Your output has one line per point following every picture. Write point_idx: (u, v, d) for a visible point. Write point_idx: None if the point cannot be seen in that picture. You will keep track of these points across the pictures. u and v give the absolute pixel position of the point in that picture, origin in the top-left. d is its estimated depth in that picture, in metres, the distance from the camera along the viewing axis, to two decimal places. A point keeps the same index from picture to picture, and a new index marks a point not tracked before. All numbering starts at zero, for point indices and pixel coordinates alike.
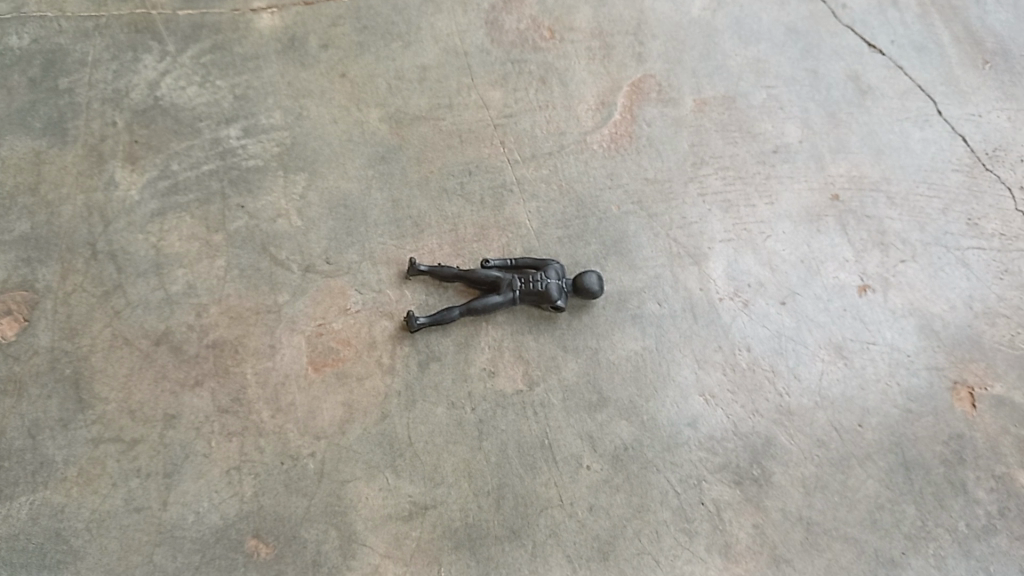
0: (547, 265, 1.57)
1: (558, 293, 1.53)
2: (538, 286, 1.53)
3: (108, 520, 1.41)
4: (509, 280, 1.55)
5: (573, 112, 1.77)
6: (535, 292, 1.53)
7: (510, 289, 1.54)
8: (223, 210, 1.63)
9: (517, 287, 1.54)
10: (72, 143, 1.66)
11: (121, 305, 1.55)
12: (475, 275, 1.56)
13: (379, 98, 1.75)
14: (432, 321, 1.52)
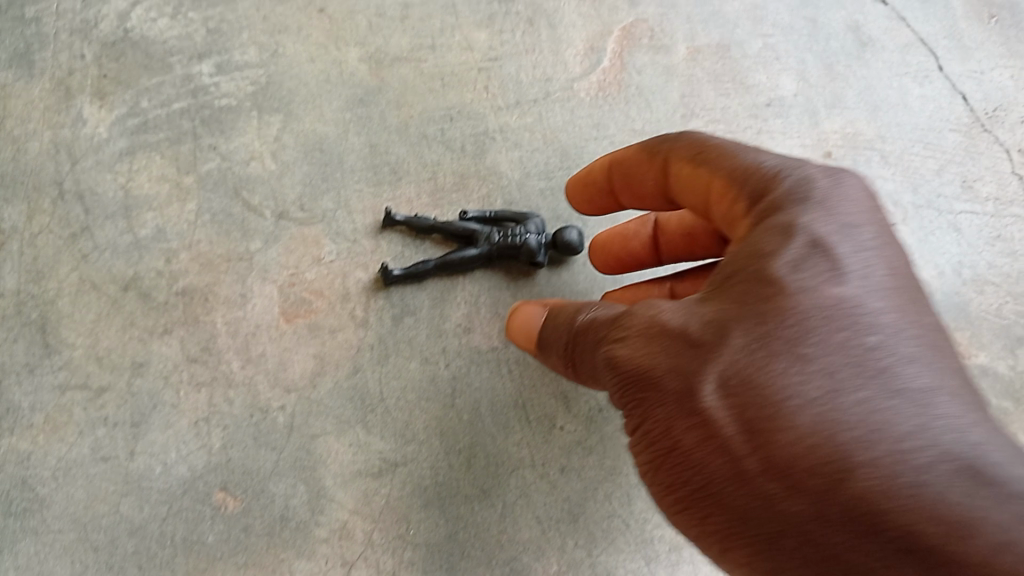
0: (531, 215, 1.29)
1: (541, 246, 1.24)
2: (517, 239, 1.24)
3: (17, 487, 1.16)
4: (486, 230, 1.26)
5: (561, 58, 1.41)
6: (516, 245, 1.24)
7: (488, 240, 1.25)
8: (182, 140, 1.33)
9: (496, 238, 1.25)
10: (39, 77, 1.35)
11: (89, 249, 1.27)
12: (449, 226, 1.27)
13: (358, 36, 1.40)
14: (406, 274, 1.25)
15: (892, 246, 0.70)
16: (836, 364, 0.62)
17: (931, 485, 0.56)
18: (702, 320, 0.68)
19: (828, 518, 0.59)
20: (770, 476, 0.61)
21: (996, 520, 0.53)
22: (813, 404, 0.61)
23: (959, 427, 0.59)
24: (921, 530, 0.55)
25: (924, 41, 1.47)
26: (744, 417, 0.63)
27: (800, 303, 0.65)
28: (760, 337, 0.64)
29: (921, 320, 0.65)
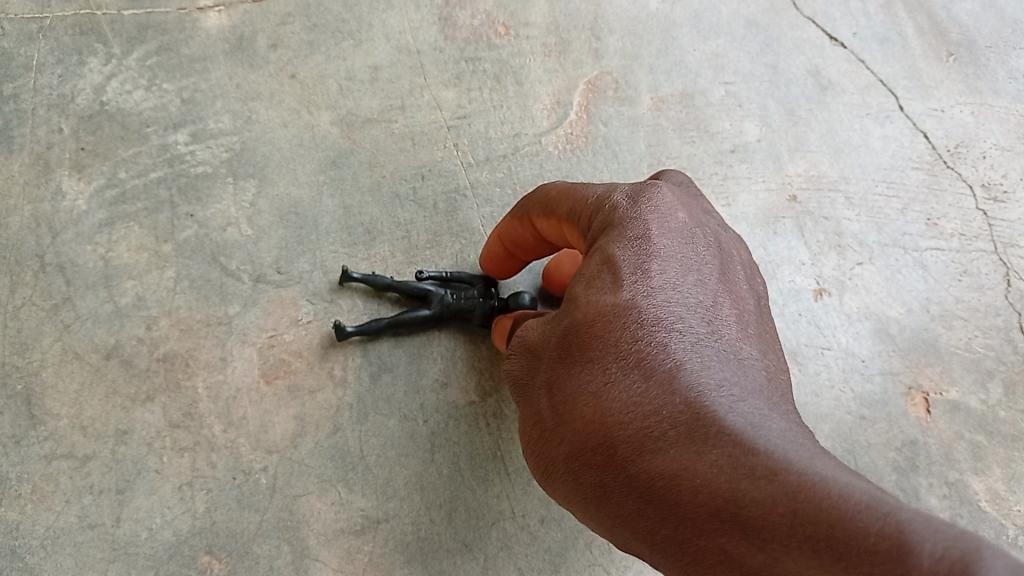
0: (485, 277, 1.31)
1: (495, 309, 1.26)
2: (473, 302, 1.26)
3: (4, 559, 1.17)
4: (441, 290, 1.28)
5: (529, 112, 1.45)
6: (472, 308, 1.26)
7: (442, 302, 1.27)
8: (160, 209, 1.36)
9: (451, 301, 1.27)
10: (19, 151, 1.38)
11: (71, 319, 1.29)
12: (406, 286, 1.29)
13: (330, 100, 1.44)
14: (362, 331, 1.26)
15: (676, 247, 0.83)
16: (611, 355, 0.77)
17: (661, 445, 0.68)
18: (542, 339, 0.86)
19: (609, 482, 0.73)
20: (574, 456, 0.77)
21: (698, 465, 0.64)
22: (592, 391, 0.76)
23: (689, 392, 0.70)
24: (656, 483, 0.67)
25: (883, 81, 1.51)
26: (557, 408, 0.79)
27: (586, 310, 0.81)
28: (568, 343, 0.81)
29: (689, 304, 0.78)
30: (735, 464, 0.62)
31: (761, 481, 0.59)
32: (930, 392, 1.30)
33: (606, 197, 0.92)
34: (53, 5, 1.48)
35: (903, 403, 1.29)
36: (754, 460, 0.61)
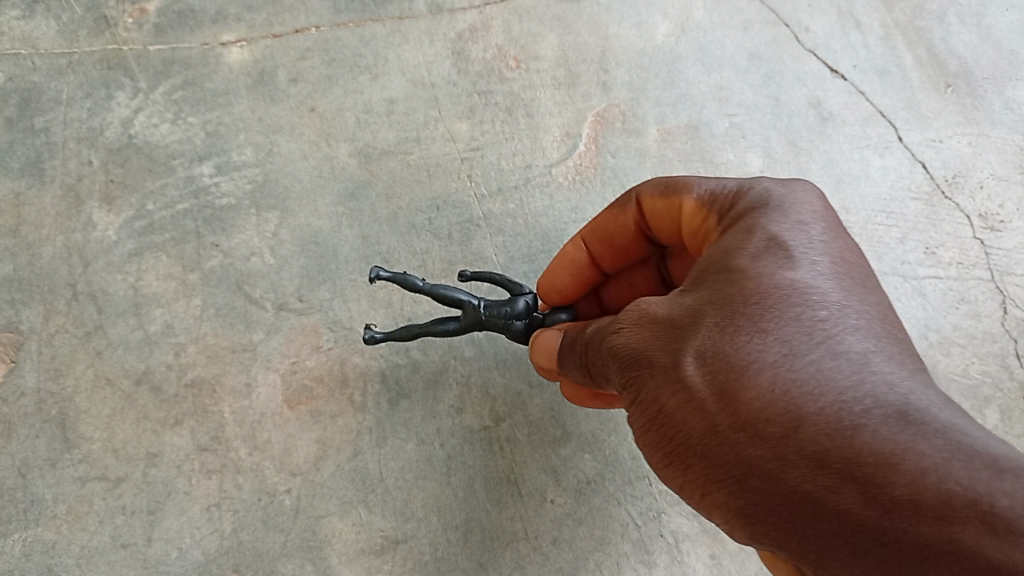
0: (524, 289, 1.27)
1: (528, 330, 1.23)
2: (507, 322, 1.22)
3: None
4: (476, 300, 1.23)
5: (539, 144, 1.51)
6: (505, 326, 1.23)
7: (475, 315, 1.23)
8: (186, 239, 1.42)
9: (484, 316, 1.23)
10: (50, 184, 1.44)
11: (102, 346, 1.35)
12: (440, 293, 1.24)
13: (348, 132, 1.50)
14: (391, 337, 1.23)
15: (833, 252, 0.87)
16: (791, 332, 0.76)
17: (864, 422, 0.67)
18: (682, 306, 0.83)
19: (786, 459, 0.70)
20: (740, 426, 0.73)
21: (919, 445, 0.64)
22: (773, 363, 0.74)
23: (885, 381, 0.71)
24: (857, 459, 0.65)
25: (883, 112, 1.56)
26: (718, 375, 0.75)
27: (760, 285, 0.80)
28: (731, 315, 0.79)
29: (856, 305, 0.80)
30: (965, 455, 0.63)
31: (997, 473, 0.61)
32: None
33: (742, 191, 0.96)
34: (82, 40, 1.54)
35: None
36: (986, 453, 0.62)
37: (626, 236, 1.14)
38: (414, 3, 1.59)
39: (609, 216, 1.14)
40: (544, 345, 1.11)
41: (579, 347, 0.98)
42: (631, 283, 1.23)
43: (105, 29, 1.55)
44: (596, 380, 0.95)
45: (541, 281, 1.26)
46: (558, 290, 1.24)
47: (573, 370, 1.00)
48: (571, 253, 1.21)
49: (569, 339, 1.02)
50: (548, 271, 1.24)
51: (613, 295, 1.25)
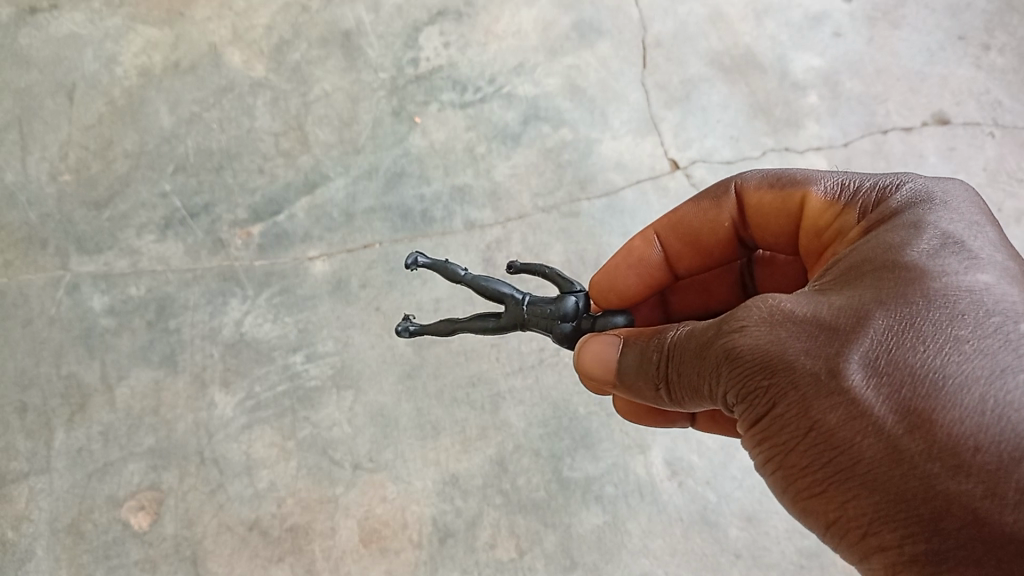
0: (575, 286, 1.35)
1: (576, 332, 1.29)
2: (550, 320, 1.30)
3: None
4: (520, 296, 1.33)
5: (551, 331, 1.94)
6: (548, 326, 1.30)
7: (515, 312, 1.32)
8: (284, 414, 1.87)
9: (524, 313, 1.32)
10: (182, 372, 1.91)
11: (223, 499, 1.80)
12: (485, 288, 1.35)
13: (404, 326, 1.95)
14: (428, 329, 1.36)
15: (1004, 256, 0.89)
16: (993, 346, 0.76)
17: None
18: (848, 312, 0.84)
19: (998, 497, 0.69)
20: (936, 455, 0.73)
21: None
22: (976, 379, 0.74)
23: None
24: None
25: None
26: (908, 398, 0.76)
27: (943, 297, 0.82)
28: (915, 327, 0.80)
29: None
30: None
31: None
32: None
33: (889, 198, 1.02)
34: (204, 259, 2.02)
35: (833, 555, 1.73)
36: None
37: (715, 236, 1.29)
38: (453, 221, 2.06)
39: (699, 211, 1.28)
40: (604, 352, 1.14)
41: (678, 347, 1.00)
42: (689, 288, 1.43)
43: (220, 248, 2.04)
44: (697, 382, 0.97)
45: (606, 280, 1.38)
46: (626, 290, 1.37)
47: (663, 372, 1.02)
48: (649, 255, 1.36)
49: (658, 336, 1.05)
50: (610, 271, 1.37)
51: (673, 298, 1.44)
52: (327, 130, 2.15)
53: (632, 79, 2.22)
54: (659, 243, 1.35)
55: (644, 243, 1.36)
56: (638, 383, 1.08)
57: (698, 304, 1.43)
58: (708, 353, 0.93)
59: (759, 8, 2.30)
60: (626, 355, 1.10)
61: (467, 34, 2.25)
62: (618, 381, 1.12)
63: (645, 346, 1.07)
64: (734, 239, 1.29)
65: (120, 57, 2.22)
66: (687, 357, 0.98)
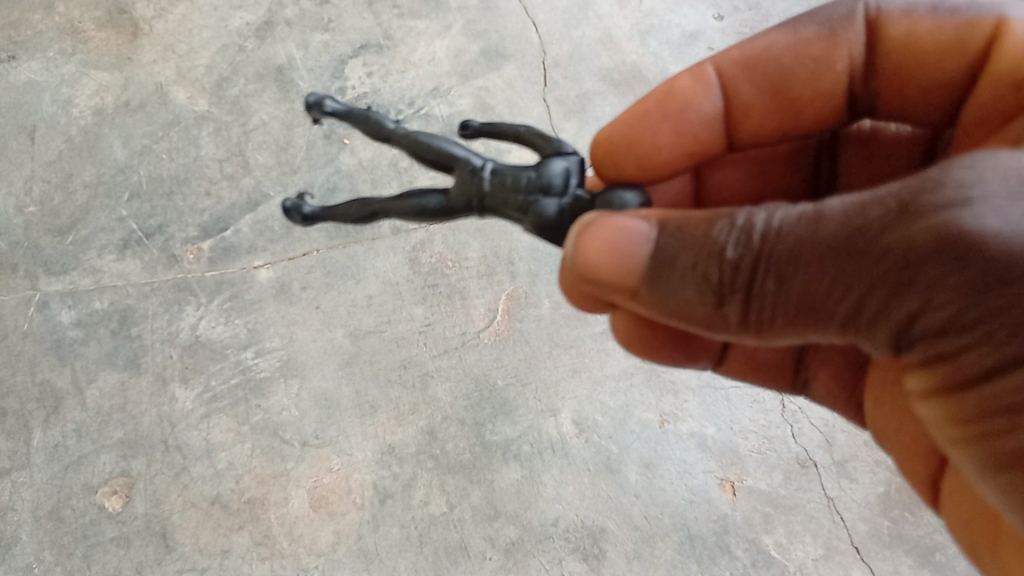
0: (565, 150, 1.17)
1: (560, 217, 1.12)
2: (523, 201, 1.12)
3: None
4: (477, 165, 1.13)
5: (470, 317, 2.21)
6: (522, 206, 1.12)
7: (474, 187, 1.13)
8: (238, 403, 2.12)
9: (484, 188, 1.13)
10: (145, 373, 2.16)
11: (188, 480, 2.04)
12: (431, 152, 1.15)
13: (342, 319, 2.20)
14: (334, 214, 1.27)
15: None
16: None
17: None
18: None
19: None
20: None
21: None
22: None
23: None
24: None
25: None
26: None
27: None
28: None
29: None
30: None
31: None
32: (734, 481, 2.06)
33: None
34: (160, 273, 2.27)
35: (717, 490, 2.05)
36: None
37: (815, 87, 1.26)
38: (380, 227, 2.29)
39: (792, 48, 1.26)
40: (626, 234, 0.98)
41: (817, 240, 0.87)
42: (740, 166, 1.45)
43: (174, 262, 2.28)
44: (857, 287, 0.86)
45: (644, 145, 1.32)
46: (658, 150, 1.33)
47: (780, 275, 0.89)
48: (705, 107, 1.33)
49: (757, 229, 0.91)
50: (648, 122, 1.32)
51: (718, 174, 1.45)
52: (265, 154, 2.41)
53: (535, 96, 2.50)
54: (731, 90, 1.32)
55: (707, 89, 1.33)
56: (698, 293, 0.95)
57: (746, 188, 1.46)
58: (904, 250, 0.83)
59: (642, 29, 2.63)
60: (674, 243, 0.96)
61: (387, 64, 2.53)
62: (661, 280, 0.97)
63: (710, 245, 0.93)
64: (840, 91, 1.27)
65: (76, 99, 2.47)
66: (845, 256, 0.86)
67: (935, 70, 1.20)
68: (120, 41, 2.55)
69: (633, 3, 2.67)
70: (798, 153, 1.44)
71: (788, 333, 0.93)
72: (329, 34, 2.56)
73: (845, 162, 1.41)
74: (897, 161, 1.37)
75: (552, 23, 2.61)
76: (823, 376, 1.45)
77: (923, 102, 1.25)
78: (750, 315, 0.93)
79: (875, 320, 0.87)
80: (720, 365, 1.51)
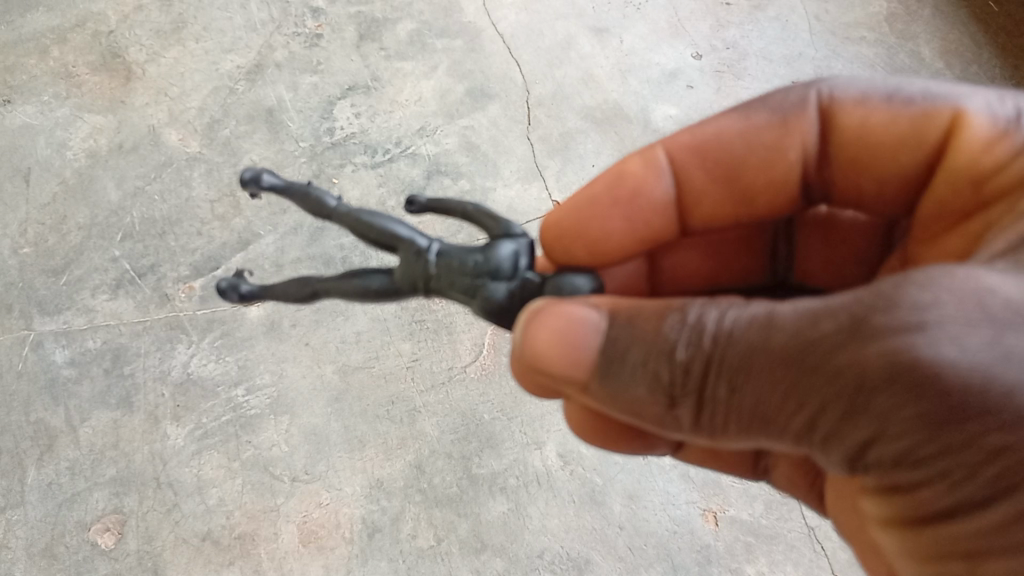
0: (513, 232, 1.24)
1: (509, 300, 1.20)
2: (472, 283, 1.18)
3: None
4: (426, 250, 1.19)
5: (457, 352, 2.25)
6: (470, 288, 1.18)
7: (423, 268, 1.18)
8: (229, 439, 2.15)
9: (433, 270, 1.18)
10: (138, 411, 2.20)
11: (179, 516, 2.08)
12: (382, 234, 1.19)
13: (331, 355, 2.24)
14: (279, 293, 1.28)
15: None
16: None
17: None
18: None
19: None
20: None
21: None
22: None
23: None
24: None
25: None
26: None
27: None
28: None
29: None
30: None
31: None
32: (716, 511, 2.10)
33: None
34: (152, 311, 2.31)
35: (700, 520, 2.09)
36: None
37: (767, 175, 1.30)
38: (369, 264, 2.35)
39: (743, 138, 1.29)
40: (574, 326, 1.01)
41: (767, 348, 0.89)
42: (694, 249, 1.47)
43: (166, 301, 2.33)
44: (807, 401, 0.87)
45: (593, 233, 1.36)
46: (607, 237, 1.36)
47: (729, 382, 0.91)
48: (655, 192, 1.36)
49: (706, 332, 0.93)
50: (597, 209, 1.36)
51: (671, 256, 1.47)
52: (256, 194, 2.47)
53: (519, 134, 2.56)
54: (681, 176, 1.35)
55: (656, 175, 1.35)
56: (646, 393, 0.96)
57: (705, 268, 1.47)
58: (845, 373, 0.85)
59: (623, 68, 2.71)
60: (623, 339, 0.98)
61: (375, 104, 2.59)
62: (609, 375, 0.98)
63: (660, 342, 0.95)
64: (793, 179, 1.31)
65: (71, 142, 2.53)
66: (795, 368, 0.87)
67: (890, 162, 1.22)
68: (114, 85, 2.61)
69: (613, 43, 2.75)
70: (753, 237, 1.46)
71: (737, 439, 0.95)
72: (318, 76, 2.63)
73: (802, 244, 1.45)
74: (851, 244, 1.43)
75: (535, 63, 2.68)
76: (783, 466, 1.47)
77: (879, 193, 1.27)
78: (700, 417, 0.95)
79: (828, 437, 0.89)
80: (678, 450, 1.56)
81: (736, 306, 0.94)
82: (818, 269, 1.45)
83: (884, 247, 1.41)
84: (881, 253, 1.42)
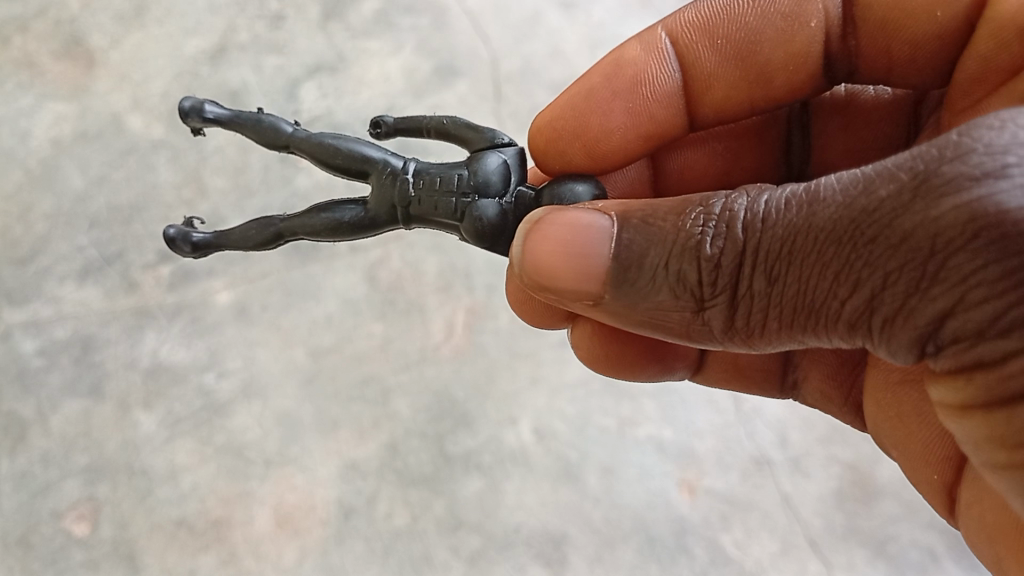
0: (501, 142, 1.24)
1: (502, 218, 1.19)
2: (459, 203, 1.20)
3: None
4: (401, 171, 1.25)
5: (430, 332, 2.24)
6: (457, 208, 1.20)
7: (400, 192, 1.23)
8: (201, 425, 2.14)
9: (412, 193, 1.23)
10: (108, 399, 2.17)
11: (153, 503, 2.06)
12: (348, 160, 1.27)
13: (303, 337, 2.23)
14: (227, 237, 1.34)
15: None
16: None
17: None
18: None
19: None
20: None
21: None
22: None
23: None
24: None
25: None
26: None
27: None
28: None
29: None
30: None
31: None
32: (692, 482, 2.12)
33: None
34: (121, 299, 2.29)
35: (675, 491, 2.10)
36: None
37: (786, 48, 1.31)
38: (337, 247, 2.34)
39: (757, 8, 1.32)
40: (581, 235, 0.99)
41: (810, 226, 0.84)
42: (702, 146, 1.52)
43: (135, 289, 2.30)
44: (859, 279, 0.81)
45: (592, 129, 1.38)
46: (608, 132, 1.39)
47: (769, 270, 0.88)
48: (661, 79, 1.38)
49: (739, 221, 0.90)
50: (596, 101, 1.39)
51: (676, 156, 1.53)
52: (223, 177, 2.44)
53: (487, 111, 2.54)
54: (692, 57, 1.37)
55: (663, 58, 1.38)
56: (674, 296, 0.95)
57: (712, 170, 1.52)
58: (902, 238, 0.77)
59: (591, 43, 2.69)
60: (642, 243, 0.96)
61: (341, 86, 2.57)
62: (630, 283, 0.96)
63: (685, 237, 0.93)
64: (819, 55, 1.31)
65: (34, 131, 2.48)
66: (843, 241, 0.81)
67: (925, 20, 1.23)
68: (76, 72, 2.56)
69: (582, 17, 2.73)
70: (764, 127, 1.49)
71: (782, 334, 0.91)
72: (283, 58, 2.60)
73: (820, 131, 1.45)
74: (875, 127, 1.40)
75: (504, 40, 2.66)
76: (814, 377, 1.47)
77: (911, 60, 1.26)
78: (737, 316, 0.93)
79: (889, 316, 0.80)
80: (698, 372, 1.58)
81: (775, 190, 0.91)
82: (840, 157, 1.43)
83: (910, 130, 1.38)
84: (906, 135, 1.38)
